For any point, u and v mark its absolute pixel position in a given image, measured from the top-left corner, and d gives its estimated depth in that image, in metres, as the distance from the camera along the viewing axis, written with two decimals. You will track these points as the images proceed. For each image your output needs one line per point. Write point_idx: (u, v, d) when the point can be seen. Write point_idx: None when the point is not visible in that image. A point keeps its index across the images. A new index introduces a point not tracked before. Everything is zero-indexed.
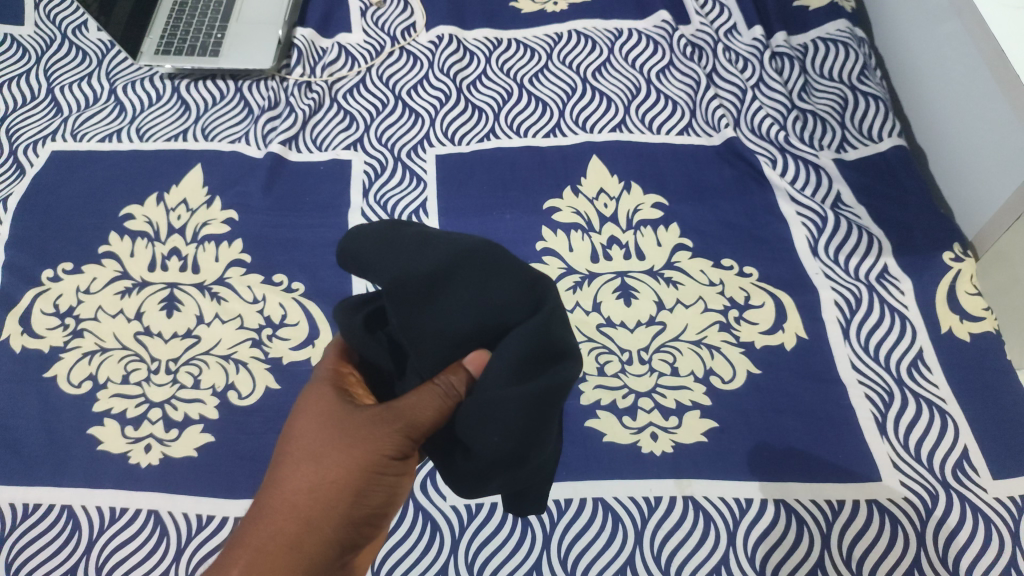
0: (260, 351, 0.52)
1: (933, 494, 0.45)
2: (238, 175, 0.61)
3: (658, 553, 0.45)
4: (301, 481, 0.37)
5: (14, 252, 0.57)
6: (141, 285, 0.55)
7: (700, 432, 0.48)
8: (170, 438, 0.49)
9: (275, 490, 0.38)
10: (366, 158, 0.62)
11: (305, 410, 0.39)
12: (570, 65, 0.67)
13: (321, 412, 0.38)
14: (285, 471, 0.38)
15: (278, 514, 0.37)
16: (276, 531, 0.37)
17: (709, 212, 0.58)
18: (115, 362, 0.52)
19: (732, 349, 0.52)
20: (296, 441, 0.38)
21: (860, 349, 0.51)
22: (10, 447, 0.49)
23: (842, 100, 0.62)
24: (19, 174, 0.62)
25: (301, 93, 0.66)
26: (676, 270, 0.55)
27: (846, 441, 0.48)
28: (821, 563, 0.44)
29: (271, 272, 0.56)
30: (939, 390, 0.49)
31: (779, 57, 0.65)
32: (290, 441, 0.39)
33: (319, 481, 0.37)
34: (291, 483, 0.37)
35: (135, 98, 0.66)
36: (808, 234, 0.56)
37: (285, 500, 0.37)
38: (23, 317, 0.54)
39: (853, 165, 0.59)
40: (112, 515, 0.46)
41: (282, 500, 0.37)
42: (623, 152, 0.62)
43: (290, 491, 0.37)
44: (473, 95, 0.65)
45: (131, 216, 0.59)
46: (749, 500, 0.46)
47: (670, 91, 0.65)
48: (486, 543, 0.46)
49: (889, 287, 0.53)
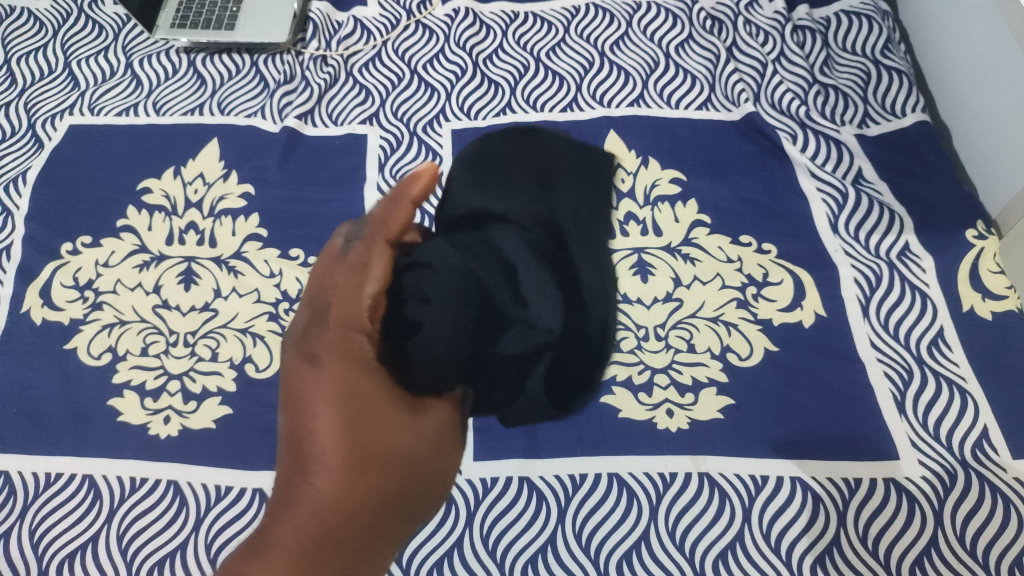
0: (277, 325, 0.52)
1: (952, 473, 0.45)
2: (254, 149, 0.61)
3: (673, 529, 0.45)
4: (327, 475, 0.34)
5: (33, 226, 0.57)
6: (159, 259, 0.56)
7: (716, 409, 0.48)
8: (189, 410, 0.49)
9: (294, 487, 0.35)
10: (382, 132, 0.62)
11: (320, 380, 0.35)
12: (588, 39, 0.66)
13: (342, 389, 0.35)
14: (304, 462, 0.35)
15: (305, 514, 0.34)
16: (306, 533, 0.34)
17: (728, 188, 0.58)
18: (134, 334, 0.52)
19: (750, 326, 0.51)
20: (310, 423, 0.35)
21: (879, 326, 0.50)
22: (32, 417, 0.49)
23: (865, 75, 0.61)
24: (37, 148, 0.62)
25: (316, 67, 0.65)
26: (694, 246, 0.55)
27: (864, 419, 0.47)
28: (837, 540, 0.44)
29: (287, 246, 0.56)
30: (959, 367, 0.48)
31: (801, 31, 0.64)
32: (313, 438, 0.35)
33: (349, 475, 0.35)
34: (319, 479, 0.35)
35: (151, 72, 0.66)
36: (828, 211, 0.56)
37: (310, 500, 0.34)
38: (42, 290, 0.54)
39: (875, 141, 0.58)
40: (133, 486, 0.47)
41: (307, 496, 0.35)
42: (641, 127, 0.61)
43: (316, 486, 0.35)
44: (489, 69, 0.65)
45: (149, 190, 0.59)
46: (766, 477, 0.46)
47: (689, 65, 0.64)
48: (501, 516, 0.46)
49: (911, 264, 0.53)
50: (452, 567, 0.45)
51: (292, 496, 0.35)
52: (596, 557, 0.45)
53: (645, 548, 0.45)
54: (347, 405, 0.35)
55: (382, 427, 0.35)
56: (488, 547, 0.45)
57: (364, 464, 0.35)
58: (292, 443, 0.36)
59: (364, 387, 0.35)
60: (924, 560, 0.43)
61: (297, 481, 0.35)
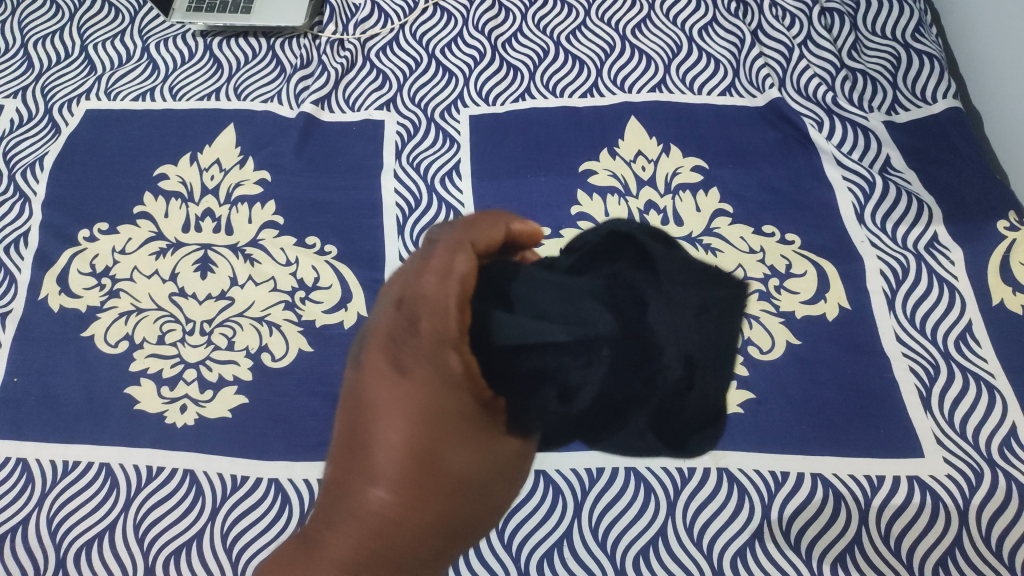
0: (293, 314, 0.52)
1: (979, 472, 0.44)
2: (271, 134, 0.60)
3: (691, 525, 0.45)
4: (388, 489, 0.30)
5: (51, 212, 0.57)
6: (175, 246, 0.55)
7: (736, 403, 0.48)
8: (205, 399, 0.49)
9: (343, 499, 0.31)
10: (399, 118, 0.61)
11: (399, 391, 0.30)
12: (609, 22, 0.64)
13: (427, 412, 0.30)
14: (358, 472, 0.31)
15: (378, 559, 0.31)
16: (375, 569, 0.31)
17: (751, 176, 0.56)
18: (150, 322, 0.52)
19: (772, 319, 0.50)
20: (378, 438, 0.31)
21: (905, 320, 0.49)
22: (50, 404, 0.49)
23: (895, 59, 0.59)
24: (55, 133, 0.62)
25: (333, 51, 0.64)
26: (716, 237, 0.54)
27: (888, 415, 0.46)
28: (858, 539, 0.43)
29: (303, 233, 0.55)
30: (988, 364, 0.47)
31: (829, 13, 0.61)
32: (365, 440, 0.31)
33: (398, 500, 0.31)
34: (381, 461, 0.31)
35: (167, 56, 0.65)
36: (854, 200, 0.54)
37: (371, 531, 0.31)
38: (60, 277, 0.54)
39: (904, 128, 0.57)
40: (150, 474, 0.47)
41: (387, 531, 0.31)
42: (663, 114, 0.60)
43: (389, 514, 0.31)
44: (509, 53, 0.63)
45: (165, 175, 0.59)
46: (786, 474, 0.45)
47: (713, 49, 0.62)
48: (516, 511, 0.46)
49: (939, 256, 0.51)
50: (467, 560, 0.45)
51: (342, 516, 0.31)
52: (612, 552, 0.44)
53: (661, 544, 0.44)
54: (438, 433, 0.30)
55: (446, 456, 0.31)
56: (503, 541, 0.45)
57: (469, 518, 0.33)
58: (342, 459, 0.32)
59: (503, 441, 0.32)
60: (948, 562, 0.42)
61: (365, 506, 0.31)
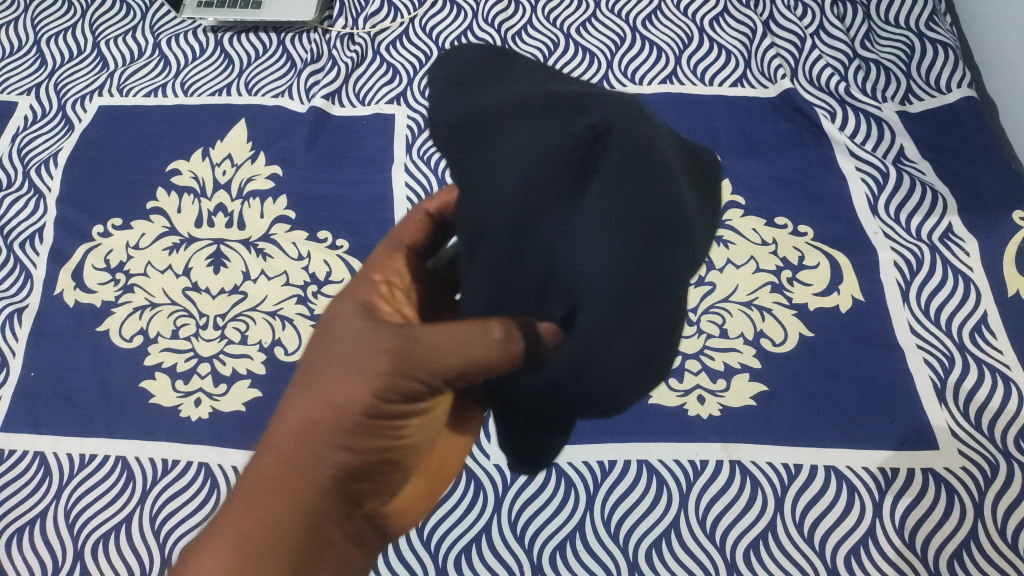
0: (306, 308, 0.52)
1: (994, 464, 0.44)
2: (282, 130, 0.60)
3: (703, 517, 0.44)
4: (307, 477, 0.32)
5: (66, 208, 0.58)
6: (188, 241, 0.56)
7: (748, 395, 0.47)
8: (219, 393, 0.49)
9: (266, 476, 0.32)
10: (410, 112, 0.61)
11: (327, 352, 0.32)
12: (619, 13, 0.64)
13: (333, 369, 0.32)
14: (289, 459, 0.32)
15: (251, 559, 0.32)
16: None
17: (764, 168, 0.56)
18: (164, 317, 0.53)
19: (785, 311, 0.50)
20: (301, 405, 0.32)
21: (919, 311, 0.49)
22: (67, 399, 0.50)
23: (908, 48, 0.58)
24: (68, 129, 0.62)
25: (343, 45, 0.64)
26: (728, 229, 0.54)
27: (902, 407, 0.46)
28: (873, 532, 0.43)
29: (314, 228, 0.56)
30: (1004, 355, 0.47)
31: (842, 3, 0.61)
32: (302, 411, 0.32)
33: (318, 488, 0.33)
34: (308, 447, 0.32)
35: (178, 52, 0.66)
36: (867, 191, 0.54)
37: (236, 527, 0.32)
38: (75, 272, 0.55)
39: (918, 118, 0.56)
40: (165, 466, 0.48)
41: (260, 516, 0.32)
42: (674, 106, 0.59)
43: (303, 509, 0.32)
44: (518, 46, 0.63)
45: (178, 171, 0.59)
46: (798, 466, 0.45)
47: (724, 40, 0.62)
48: (530, 502, 0.46)
49: (954, 248, 0.51)
50: (480, 554, 0.45)
51: (239, 499, 0.33)
52: (624, 544, 0.44)
53: (674, 537, 0.44)
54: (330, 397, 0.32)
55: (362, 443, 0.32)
56: (516, 533, 0.45)
57: (364, 465, 0.33)
58: (277, 443, 0.33)
59: (392, 387, 0.31)
60: (963, 556, 0.42)
61: (253, 492, 0.32)
